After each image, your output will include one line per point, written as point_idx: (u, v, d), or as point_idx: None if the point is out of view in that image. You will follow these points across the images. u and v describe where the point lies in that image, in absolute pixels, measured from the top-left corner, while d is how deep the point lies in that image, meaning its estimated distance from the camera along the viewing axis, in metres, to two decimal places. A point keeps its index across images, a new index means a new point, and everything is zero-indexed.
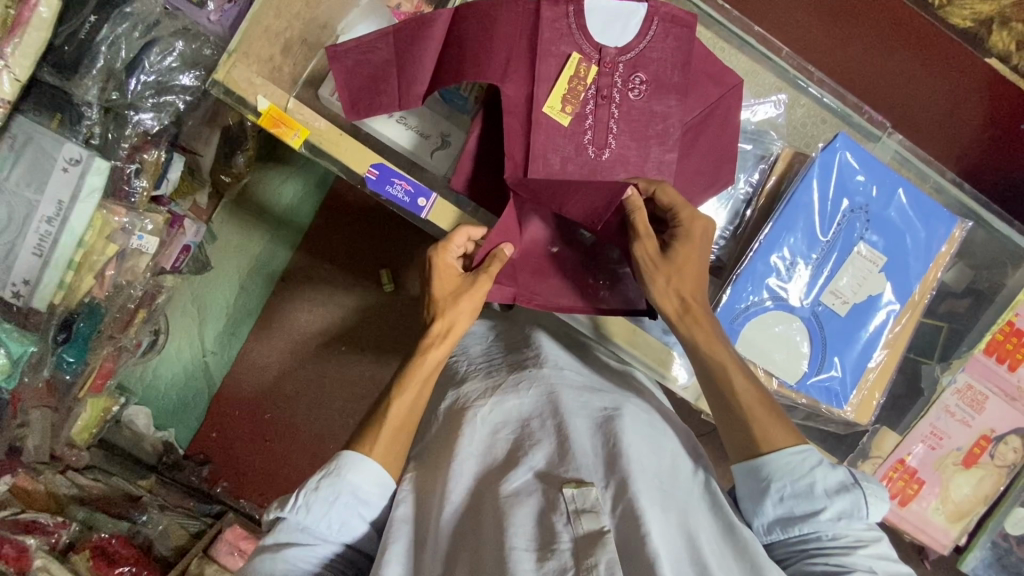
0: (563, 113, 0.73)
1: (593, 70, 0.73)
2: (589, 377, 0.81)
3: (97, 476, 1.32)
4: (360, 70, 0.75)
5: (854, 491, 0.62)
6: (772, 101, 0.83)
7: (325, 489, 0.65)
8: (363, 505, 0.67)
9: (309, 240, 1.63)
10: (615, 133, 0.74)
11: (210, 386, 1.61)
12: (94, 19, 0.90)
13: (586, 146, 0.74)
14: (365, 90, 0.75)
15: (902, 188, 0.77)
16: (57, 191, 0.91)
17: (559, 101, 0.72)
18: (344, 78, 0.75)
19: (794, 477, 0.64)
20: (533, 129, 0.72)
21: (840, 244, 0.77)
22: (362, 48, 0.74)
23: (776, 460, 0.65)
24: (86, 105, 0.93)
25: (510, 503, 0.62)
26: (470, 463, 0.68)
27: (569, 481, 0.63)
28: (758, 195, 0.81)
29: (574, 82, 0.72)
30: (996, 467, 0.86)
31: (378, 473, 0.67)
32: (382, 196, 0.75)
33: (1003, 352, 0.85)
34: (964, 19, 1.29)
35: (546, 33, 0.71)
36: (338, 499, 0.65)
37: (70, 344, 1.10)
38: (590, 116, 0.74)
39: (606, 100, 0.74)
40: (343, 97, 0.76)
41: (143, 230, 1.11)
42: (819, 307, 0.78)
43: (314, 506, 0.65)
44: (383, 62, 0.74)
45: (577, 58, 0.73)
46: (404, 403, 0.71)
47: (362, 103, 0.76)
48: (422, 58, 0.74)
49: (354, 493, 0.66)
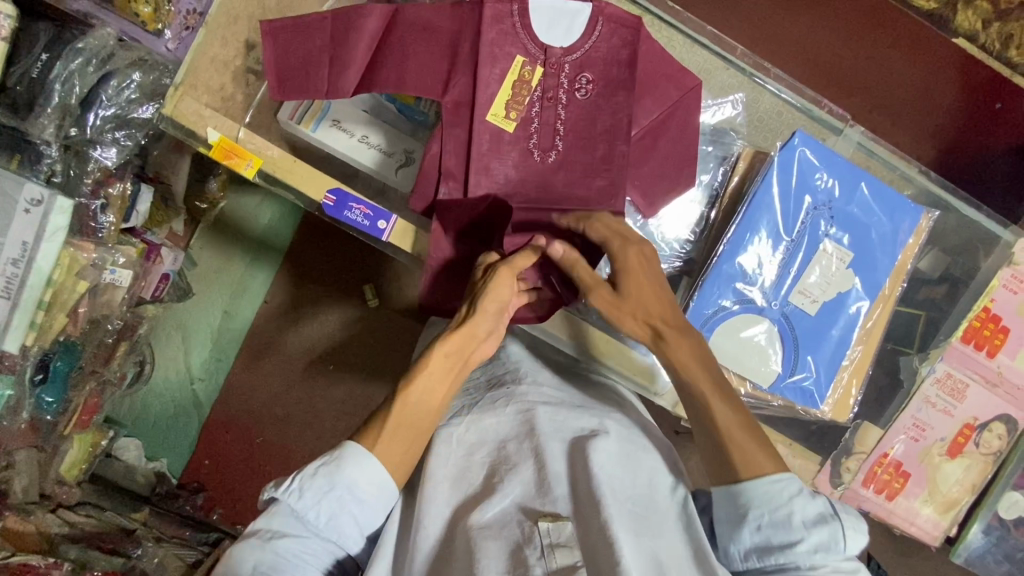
0: (508, 119, 0.74)
1: (539, 71, 0.74)
2: (565, 392, 0.79)
3: (90, 511, 1.24)
4: (293, 53, 0.74)
5: (834, 523, 0.60)
6: (731, 101, 0.83)
7: (323, 478, 0.60)
8: (357, 502, 0.61)
9: (290, 259, 1.61)
10: (562, 134, 0.75)
11: (201, 415, 1.59)
12: (45, 56, 0.90)
13: (533, 150, 0.75)
14: (297, 72, 0.74)
15: (864, 181, 0.77)
16: (20, 232, 0.90)
17: (503, 108, 0.74)
18: (276, 56, 0.74)
19: (770, 506, 0.62)
20: (478, 144, 0.74)
21: (805, 243, 0.77)
22: (298, 31, 0.74)
23: (754, 488, 0.63)
24: (45, 144, 0.92)
25: (478, 537, 0.61)
26: (446, 492, 0.67)
27: (546, 514, 0.63)
28: (722, 196, 0.81)
29: (518, 87, 0.74)
30: (982, 455, 0.87)
31: (380, 469, 0.62)
32: (341, 222, 0.74)
33: (980, 339, 0.85)
34: (927, 2, 1.30)
35: (490, 34, 0.73)
36: (334, 491, 0.60)
37: (49, 384, 1.11)
38: (536, 118, 0.75)
39: (551, 102, 0.75)
40: (272, 76, 0.74)
41: (116, 264, 1.11)
42: (788, 308, 0.77)
43: (309, 493, 0.60)
44: (318, 49, 0.74)
45: (522, 61, 0.74)
46: None
47: (290, 86, 0.75)
48: (354, 49, 0.73)
49: (351, 488, 0.60)
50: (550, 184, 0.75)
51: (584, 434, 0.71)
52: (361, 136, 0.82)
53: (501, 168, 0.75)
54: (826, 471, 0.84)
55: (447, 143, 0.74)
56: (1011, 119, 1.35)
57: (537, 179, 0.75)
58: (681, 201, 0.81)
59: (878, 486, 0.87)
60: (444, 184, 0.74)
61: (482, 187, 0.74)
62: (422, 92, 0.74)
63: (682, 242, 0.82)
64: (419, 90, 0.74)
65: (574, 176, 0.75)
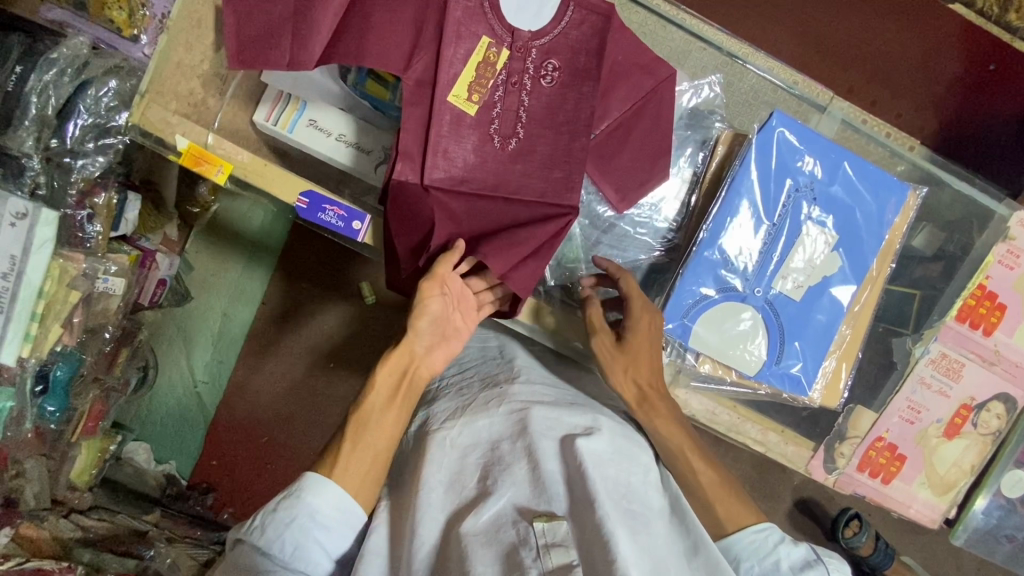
0: (470, 100, 0.73)
1: (505, 54, 0.73)
2: (559, 390, 0.80)
3: (102, 516, 1.27)
4: (257, 23, 0.73)
5: (819, 568, 0.64)
6: (709, 82, 0.82)
7: (283, 511, 0.62)
8: (323, 529, 0.63)
9: (283, 262, 1.58)
10: (524, 121, 0.74)
11: (206, 416, 1.59)
12: (19, 69, 0.88)
13: (493, 135, 0.74)
14: (258, 42, 0.73)
15: (846, 161, 0.76)
16: (7, 246, 0.88)
17: (466, 90, 0.73)
18: (237, 23, 0.74)
19: (759, 557, 0.67)
20: (438, 125, 0.72)
21: (788, 226, 0.76)
22: (261, 5, 0.73)
23: (739, 540, 0.68)
24: (26, 157, 0.91)
25: (471, 544, 0.60)
26: (441, 495, 0.66)
27: (540, 515, 0.62)
28: (701, 181, 0.81)
29: (483, 69, 0.73)
30: (980, 436, 0.85)
31: (336, 493, 0.64)
32: (315, 224, 0.75)
33: (975, 318, 0.82)
34: None
35: (456, 13, 0.72)
36: (295, 522, 0.62)
37: (51, 394, 1.10)
38: (498, 102, 0.74)
39: (516, 87, 0.74)
40: (231, 42, 0.73)
41: (108, 273, 1.12)
42: (773, 294, 0.76)
43: (270, 528, 0.62)
44: (280, 19, 0.73)
45: (488, 42, 0.73)
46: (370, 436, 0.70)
47: (249, 53, 0.74)
48: (318, 22, 0.72)
49: (312, 515, 0.63)
50: (507, 173, 0.74)
51: (576, 431, 0.71)
52: (340, 134, 0.81)
53: (470, 154, 0.74)
54: (819, 456, 0.85)
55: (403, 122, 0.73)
56: (1015, 85, 1.31)
57: (502, 167, 0.74)
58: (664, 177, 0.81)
59: (873, 469, 0.85)
60: (414, 170, 0.73)
61: (439, 169, 0.73)
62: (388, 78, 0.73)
63: (665, 230, 0.82)
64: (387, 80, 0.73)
65: (533, 166, 0.74)
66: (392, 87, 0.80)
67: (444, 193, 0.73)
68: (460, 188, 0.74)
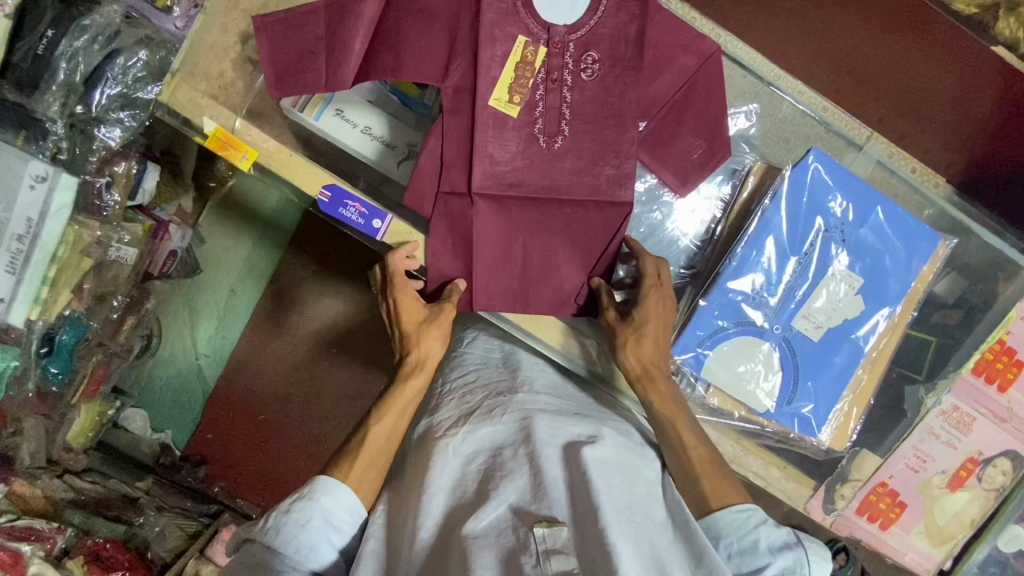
0: (513, 102, 0.72)
1: (542, 52, 0.72)
2: (564, 401, 0.79)
3: (94, 479, 1.28)
4: (287, 43, 0.73)
5: (796, 550, 0.64)
6: (744, 112, 0.82)
7: (297, 513, 0.64)
8: (334, 531, 0.65)
9: (296, 242, 1.58)
10: (568, 118, 0.73)
11: (204, 390, 1.60)
12: (51, 33, 0.87)
13: (538, 135, 0.73)
14: (294, 67, 0.73)
15: (880, 205, 0.75)
16: (25, 208, 0.88)
17: (506, 92, 0.72)
18: (269, 49, 0.73)
19: (738, 535, 0.65)
20: (481, 127, 0.72)
21: (813, 266, 0.75)
22: (292, 23, 0.73)
23: (721, 517, 0.66)
24: (50, 121, 0.90)
25: (473, 545, 0.59)
26: (441, 494, 0.67)
27: (541, 519, 0.61)
28: (730, 210, 0.79)
29: (520, 68, 0.71)
30: (983, 490, 0.85)
31: (350, 497, 0.67)
32: (335, 218, 0.75)
33: (993, 372, 0.83)
34: (968, 5, 1.16)
35: (489, 15, 0.71)
36: (309, 524, 0.64)
37: (55, 355, 1.08)
38: (541, 102, 0.72)
39: (556, 84, 0.72)
40: (269, 73, 0.73)
41: (122, 241, 1.12)
42: (791, 332, 0.75)
43: (284, 529, 0.63)
44: (312, 40, 0.72)
45: (524, 41, 0.71)
46: (384, 427, 0.72)
47: (287, 81, 0.74)
48: (350, 40, 0.72)
49: (325, 516, 0.65)
50: (552, 176, 0.73)
51: (580, 440, 0.71)
52: (364, 127, 0.80)
53: (501, 159, 0.72)
54: (819, 495, 0.84)
55: (449, 133, 0.73)
56: None
57: (543, 165, 0.73)
58: (692, 196, 0.81)
59: (872, 515, 0.86)
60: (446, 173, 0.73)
61: (488, 174, 0.72)
62: (422, 77, 0.72)
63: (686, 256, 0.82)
64: (419, 78, 0.72)
65: (582, 163, 0.73)
66: (420, 85, 0.80)
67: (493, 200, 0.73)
68: (503, 194, 0.73)
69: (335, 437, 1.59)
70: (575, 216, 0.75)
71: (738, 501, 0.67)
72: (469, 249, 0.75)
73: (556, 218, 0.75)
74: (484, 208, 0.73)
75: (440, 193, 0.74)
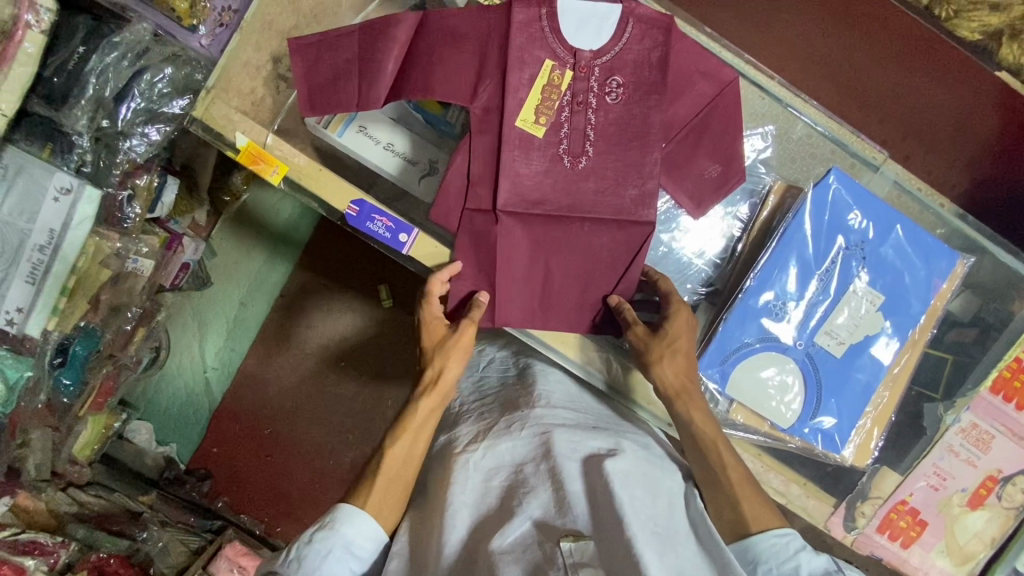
0: (539, 124, 0.74)
1: (568, 76, 0.74)
2: (582, 414, 0.79)
3: (99, 492, 1.28)
4: (321, 64, 0.75)
5: None
6: (760, 133, 0.84)
7: (319, 543, 0.62)
8: (356, 560, 0.63)
9: (308, 256, 1.59)
10: (592, 139, 0.75)
11: (211, 403, 1.59)
12: (82, 49, 0.91)
13: (563, 155, 0.75)
14: (327, 86, 0.76)
15: (899, 224, 0.76)
16: (48, 220, 0.90)
17: (533, 114, 0.74)
18: (304, 70, 0.76)
19: (777, 560, 0.64)
20: (507, 146, 0.73)
21: (834, 283, 0.76)
22: (326, 46, 0.75)
23: (759, 543, 0.65)
24: (77, 134, 0.92)
25: (502, 562, 0.60)
26: (464, 509, 0.67)
27: (567, 534, 0.60)
28: (750, 228, 0.81)
29: (547, 91, 0.73)
30: (1003, 509, 0.84)
31: (374, 526, 0.65)
32: (362, 232, 0.77)
33: (1010, 391, 0.83)
34: (972, 32, 1.17)
35: (518, 39, 0.73)
36: (331, 554, 0.62)
37: (68, 366, 1.08)
38: (566, 123, 0.74)
39: (581, 106, 0.74)
40: (302, 92, 0.76)
41: (139, 253, 1.12)
42: (814, 348, 0.76)
43: (306, 561, 0.61)
44: (345, 62, 0.75)
45: (551, 65, 0.73)
46: (400, 450, 0.70)
47: (320, 101, 0.76)
48: (382, 62, 0.74)
49: (347, 545, 0.63)
50: (577, 193, 0.75)
51: (600, 453, 0.70)
52: (387, 144, 0.81)
53: (528, 174, 0.74)
54: (840, 513, 0.84)
55: (475, 152, 0.74)
56: None
57: (568, 184, 0.75)
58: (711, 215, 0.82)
59: (892, 534, 0.85)
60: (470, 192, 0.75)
61: (513, 191, 0.74)
62: (450, 98, 0.74)
63: (705, 274, 0.83)
64: (448, 98, 0.74)
65: (606, 183, 0.75)
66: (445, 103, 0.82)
67: (515, 218, 0.75)
68: (527, 212, 0.74)
69: (342, 453, 1.59)
70: (596, 235, 0.76)
71: (778, 527, 0.65)
72: (492, 266, 0.77)
73: (579, 236, 0.76)
74: (507, 225, 0.75)
75: (466, 210, 0.75)
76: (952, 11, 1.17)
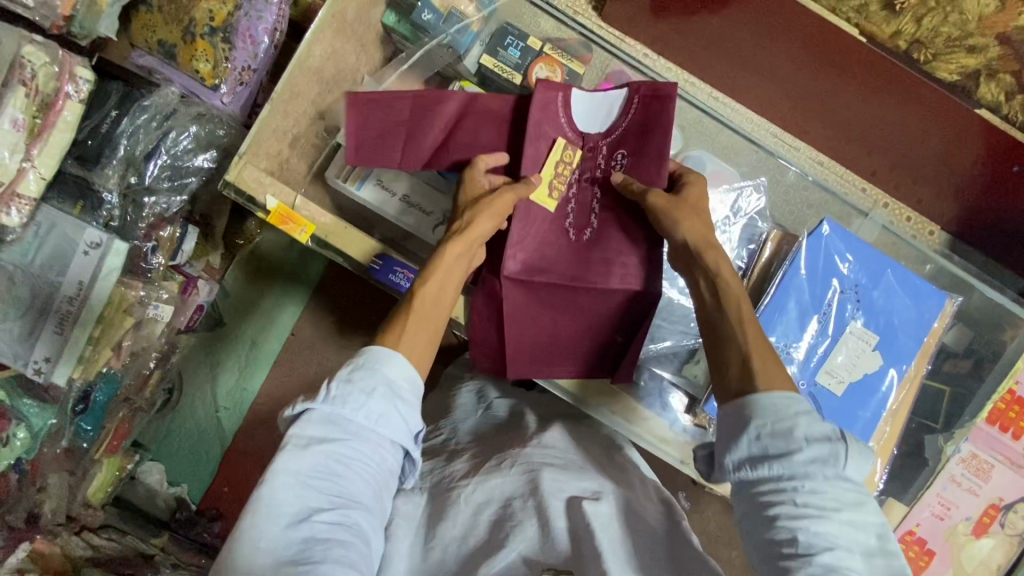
0: (552, 198, 0.81)
1: (579, 154, 0.83)
2: (569, 453, 0.82)
3: (111, 535, 1.24)
4: (373, 123, 0.84)
5: (838, 445, 0.57)
6: (752, 185, 0.88)
7: (359, 379, 0.61)
8: (400, 400, 0.61)
9: (320, 295, 1.63)
10: (597, 211, 0.81)
11: (221, 442, 1.59)
12: (114, 113, 0.98)
13: (569, 228, 0.81)
14: (375, 143, 0.84)
15: (890, 269, 0.81)
16: (77, 272, 0.95)
17: (546, 188, 0.81)
18: (356, 126, 0.84)
19: (776, 417, 0.59)
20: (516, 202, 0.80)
21: (833, 324, 0.80)
22: (380, 108, 0.83)
23: (759, 400, 0.60)
24: (106, 192, 0.97)
25: None
26: (453, 544, 0.71)
27: (550, 568, 0.67)
28: (751, 272, 0.83)
29: (560, 165, 0.81)
30: (1007, 536, 0.89)
31: (410, 369, 0.63)
32: (385, 283, 0.81)
33: (1006, 420, 0.90)
34: (950, 73, 1.06)
35: (536, 113, 0.81)
36: (375, 391, 0.60)
37: (88, 413, 1.09)
38: (573, 199, 0.82)
39: (590, 182, 0.82)
40: (350, 144, 0.83)
41: (159, 300, 1.08)
42: (816, 387, 0.79)
43: (348, 399, 0.60)
44: (395, 124, 0.84)
45: (563, 144, 0.82)
46: (433, 287, 0.70)
47: (365, 154, 0.84)
48: (429, 128, 0.83)
49: (389, 385, 0.61)
50: (584, 260, 0.80)
51: (584, 493, 0.74)
52: (404, 196, 0.87)
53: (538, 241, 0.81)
54: None
55: None
56: None
57: (574, 255, 0.81)
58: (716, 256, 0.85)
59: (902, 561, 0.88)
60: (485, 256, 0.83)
61: (521, 260, 0.81)
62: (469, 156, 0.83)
63: None
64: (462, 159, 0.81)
65: (611, 252, 0.79)
66: None
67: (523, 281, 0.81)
68: (535, 276, 0.80)
69: None
70: (600, 301, 0.80)
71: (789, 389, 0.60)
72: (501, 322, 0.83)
73: (583, 302, 0.81)
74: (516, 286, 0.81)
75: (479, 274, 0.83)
76: (930, 53, 1.06)
